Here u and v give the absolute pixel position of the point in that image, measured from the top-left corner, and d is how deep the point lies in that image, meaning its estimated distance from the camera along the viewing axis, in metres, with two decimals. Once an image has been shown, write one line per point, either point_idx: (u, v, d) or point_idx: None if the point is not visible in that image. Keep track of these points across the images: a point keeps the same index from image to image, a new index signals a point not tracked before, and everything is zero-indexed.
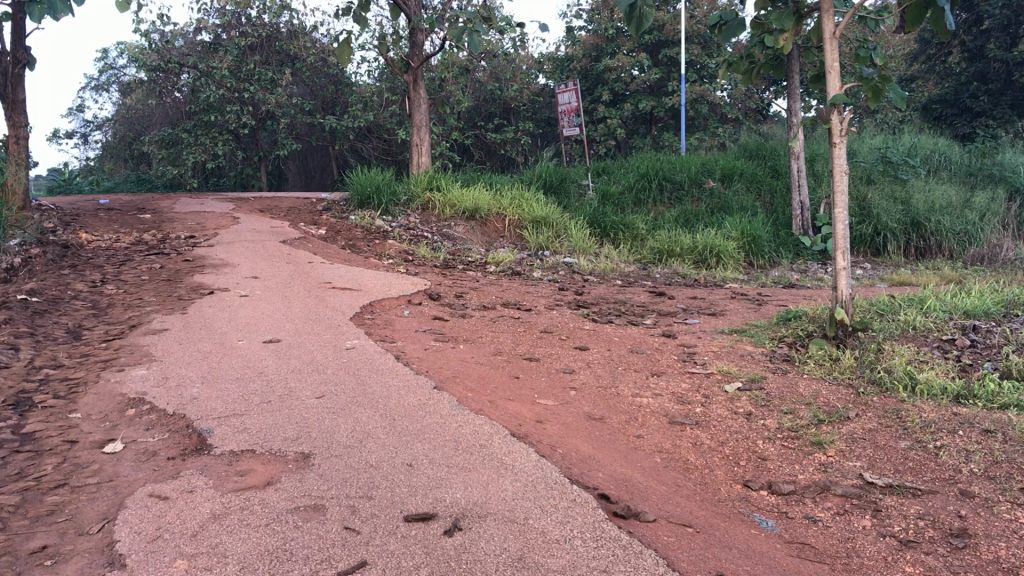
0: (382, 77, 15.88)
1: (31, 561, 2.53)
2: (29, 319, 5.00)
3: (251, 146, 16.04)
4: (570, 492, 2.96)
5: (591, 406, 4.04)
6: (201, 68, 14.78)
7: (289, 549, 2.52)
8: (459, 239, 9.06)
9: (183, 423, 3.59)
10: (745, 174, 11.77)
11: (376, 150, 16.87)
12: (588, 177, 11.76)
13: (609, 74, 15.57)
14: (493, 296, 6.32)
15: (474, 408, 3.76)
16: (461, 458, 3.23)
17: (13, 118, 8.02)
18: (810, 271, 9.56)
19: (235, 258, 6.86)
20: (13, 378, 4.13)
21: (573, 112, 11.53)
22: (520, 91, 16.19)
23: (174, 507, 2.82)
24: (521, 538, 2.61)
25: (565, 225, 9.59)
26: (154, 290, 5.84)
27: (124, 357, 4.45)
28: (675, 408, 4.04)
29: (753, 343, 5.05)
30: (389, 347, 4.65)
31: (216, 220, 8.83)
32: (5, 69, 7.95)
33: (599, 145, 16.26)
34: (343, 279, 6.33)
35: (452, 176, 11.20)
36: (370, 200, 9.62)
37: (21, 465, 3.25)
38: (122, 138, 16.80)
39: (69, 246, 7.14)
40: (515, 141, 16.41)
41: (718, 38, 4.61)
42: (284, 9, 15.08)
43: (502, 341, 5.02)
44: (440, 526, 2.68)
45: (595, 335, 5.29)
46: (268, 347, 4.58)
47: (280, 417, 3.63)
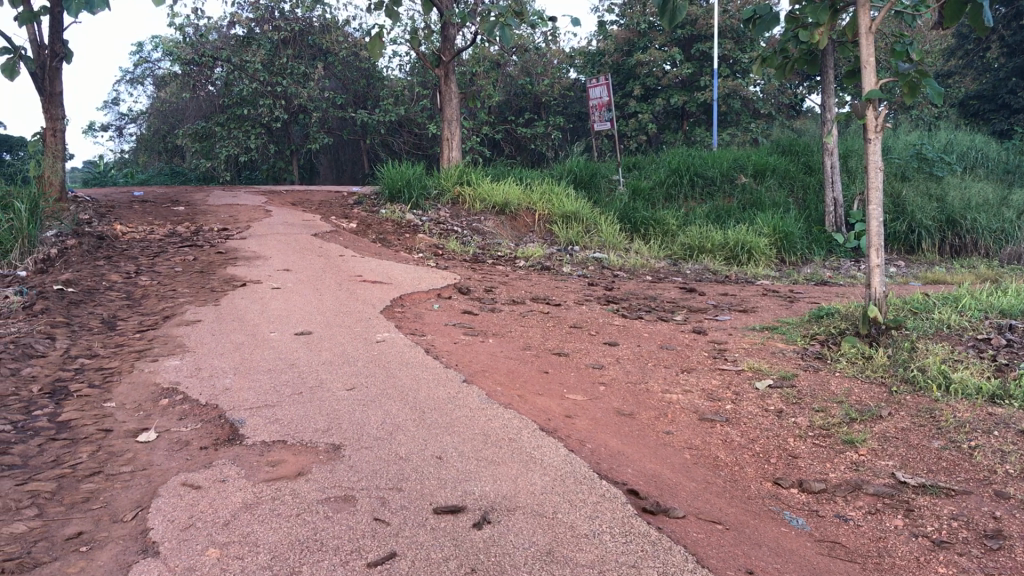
0: (413, 72, 15.86)
1: (66, 546, 2.64)
2: (64, 309, 5.07)
3: (283, 140, 16.02)
4: (599, 488, 2.99)
5: (620, 402, 4.01)
6: (234, 62, 14.78)
7: (320, 540, 2.61)
8: (489, 232, 9.06)
9: (215, 413, 3.63)
10: (777, 170, 11.65)
11: (407, 143, 16.82)
12: (619, 172, 11.67)
13: (640, 68, 15.33)
14: (523, 291, 6.32)
15: (503, 401, 3.77)
16: (490, 451, 3.27)
17: (51, 110, 8.02)
18: (842, 268, 9.42)
19: (268, 251, 6.90)
20: (49, 367, 4.21)
21: (605, 107, 11.40)
22: (551, 86, 16.10)
23: (206, 496, 2.91)
24: (550, 532, 2.67)
25: (595, 219, 9.55)
26: (187, 282, 5.89)
27: (158, 348, 4.49)
28: (705, 405, 4.01)
29: (784, 340, 5.00)
30: (418, 340, 4.65)
31: (248, 213, 8.88)
32: (43, 62, 7.93)
33: (630, 140, 16.12)
34: (373, 272, 6.36)
35: (482, 170, 11.17)
36: (401, 194, 9.67)
37: (56, 453, 3.35)
38: (155, 132, 16.95)
39: (104, 237, 7.22)
40: (545, 136, 16.33)
41: (752, 32, 4.56)
42: (318, 3, 15.11)
43: (532, 336, 5.02)
44: (469, 518, 2.74)
45: (625, 331, 5.26)
46: (300, 338, 4.62)
47: (311, 408, 3.66)
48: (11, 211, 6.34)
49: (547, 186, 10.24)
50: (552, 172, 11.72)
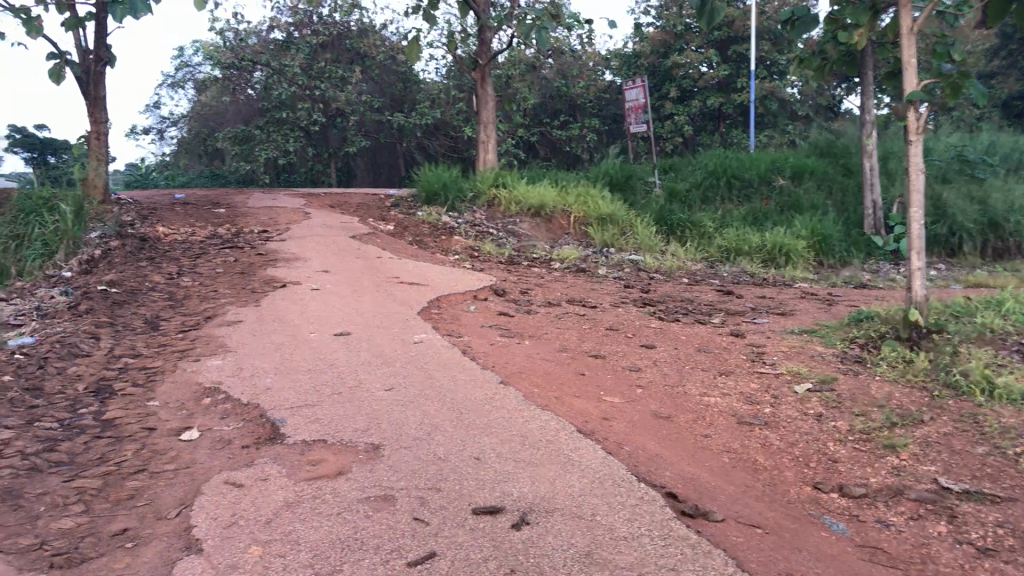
0: (450, 75, 15.95)
1: (112, 542, 2.70)
2: (109, 309, 5.16)
3: (321, 143, 16.10)
4: (638, 490, 2.99)
5: (658, 405, 3.99)
6: (273, 65, 14.95)
7: (360, 539, 2.64)
8: (524, 235, 9.07)
9: (257, 412, 3.68)
10: (816, 172, 11.53)
11: (443, 146, 16.85)
12: (655, 175, 11.62)
13: (677, 70, 15.31)
14: (559, 293, 6.33)
15: (540, 403, 3.78)
16: (528, 453, 3.28)
17: (95, 114, 8.15)
18: (882, 272, 9.32)
19: (307, 253, 6.97)
20: (94, 366, 4.29)
21: (641, 109, 11.36)
22: (587, 88, 16.03)
23: (249, 494, 2.96)
24: (588, 534, 2.68)
25: (631, 221, 9.51)
26: (228, 283, 5.97)
27: (200, 348, 4.55)
28: (743, 408, 3.99)
29: (824, 343, 4.96)
30: (456, 342, 4.67)
31: (287, 215, 8.95)
32: (88, 67, 8.05)
33: (666, 142, 16.04)
34: (410, 273, 6.40)
35: (518, 172, 11.17)
36: (437, 197, 9.72)
37: (102, 450, 3.41)
38: (196, 134, 16.49)
39: (147, 238, 7.32)
40: (580, 138, 16.31)
41: (790, 34, 4.51)
42: (356, 8, 15.24)
43: (568, 338, 5.02)
44: (508, 519, 2.76)
45: (662, 333, 5.25)
46: (339, 339, 4.66)
47: (350, 409, 3.70)
48: (57, 213, 6.47)
49: (582, 188, 10.23)
50: (587, 174, 11.70)
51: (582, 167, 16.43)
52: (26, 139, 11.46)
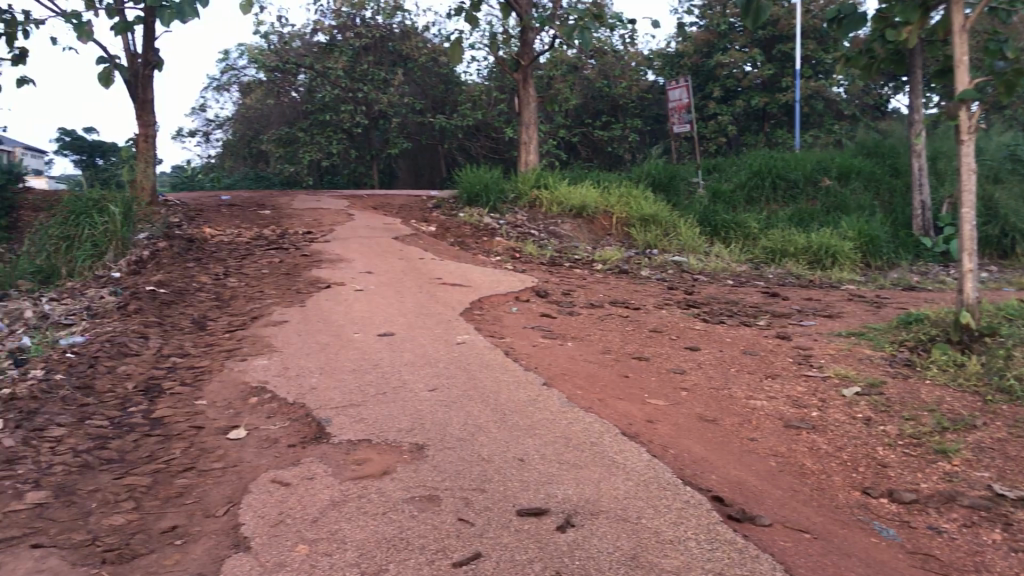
0: (491, 76, 15.92)
1: (162, 539, 2.73)
2: (157, 309, 5.24)
3: (363, 145, 16.08)
4: (684, 494, 2.97)
5: (703, 408, 3.96)
6: (317, 68, 15.11)
7: (406, 539, 2.65)
8: (566, 236, 9.05)
9: (302, 412, 3.71)
10: (862, 172, 11.35)
11: (484, 148, 16.86)
12: (698, 175, 11.52)
13: (720, 70, 15.19)
14: (601, 294, 6.29)
15: (584, 405, 3.77)
16: (572, 454, 3.27)
17: (143, 117, 8.28)
18: (931, 274, 9.17)
19: (351, 254, 7.01)
20: (143, 365, 4.35)
21: (684, 109, 11.27)
22: (630, 88, 15.81)
23: (295, 493, 2.98)
24: (634, 537, 2.67)
25: (675, 222, 9.44)
26: (273, 284, 6.03)
27: (246, 348, 4.60)
28: (790, 412, 3.94)
29: (872, 346, 4.88)
30: (498, 343, 4.67)
31: (331, 217, 9.02)
32: (136, 70, 8.19)
33: (710, 143, 15.89)
34: (452, 274, 6.41)
35: (560, 173, 11.14)
36: (479, 198, 9.73)
37: (151, 448, 3.46)
38: (241, 137, 16.53)
39: (193, 239, 7.42)
40: (622, 138, 16.21)
41: (837, 33, 4.46)
42: (399, 10, 15.31)
43: (611, 340, 5.00)
44: (553, 521, 2.76)
45: (707, 335, 5.20)
46: (382, 340, 4.69)
47: (395, 409, 3.71)
48: (106, 215, 6.57)
49: (625, 189, 10.18)
50: (629, 175, 11.64)
51: (624, 168, 16.32)
52: (76, 142, 11.71)
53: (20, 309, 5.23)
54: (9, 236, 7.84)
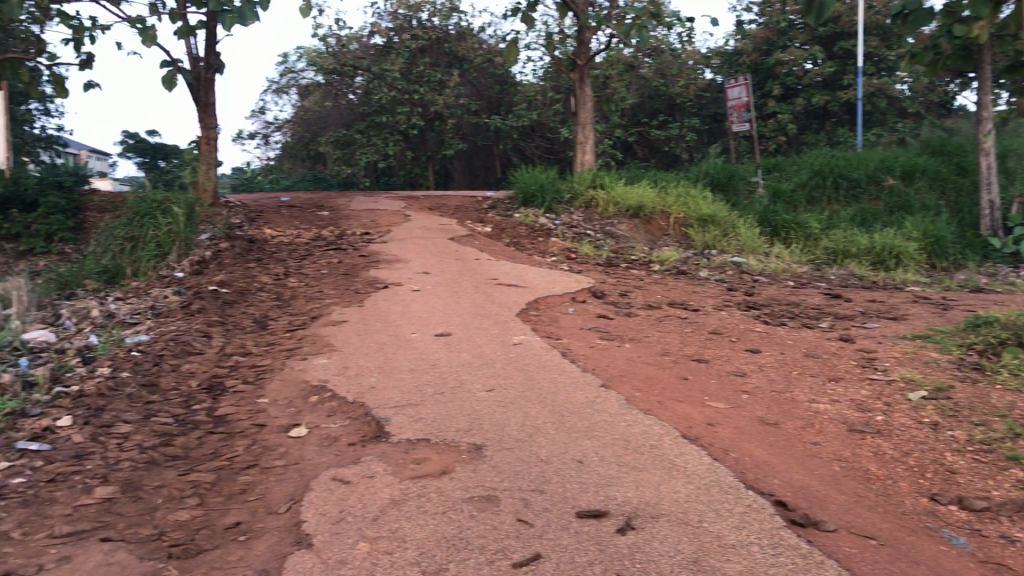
0: (547, 76, 15.88)
1: (226, 535, 2.77)
2: (219, 309, 5.33)
3: (419, 146, 16.16)
4: (746, 498, 2.93)
5: (765, 411, 3.90)
6: (374, 70, 15.25)
7: (465, 538, 2.65)
8: (622, 237, 9.00)
9: (362, 410, 3.74)
10: (927, 171, 11.09)
11: (539, 148, 16.77)
12: (758, 175, 11.36)
13: (779, 68, 14.98)
14: (659, 296, 6.24)
15: (643, 407, 3.74)
16: (631, 457, 3.24)
17: (205, 120, 8.44)
18: (999, 275, 8.91)
19: (408, 254, 7.05)
20: (206, 363, 4.43)
21: (744, 108, 11.13)
22: (687, 87, 15.66)
23: (356, 491, 3.01)
24: (696, 541, 2.64)
25: (734, 223, 9.31)
26: (332, 284, 6.09)
27: (307, 347, 4.66)
28: (854, 416, 3.86)
29: (939, 349, 4.77)
30: (555, 344, 4.66)
31: (388, 218, 9.09)
32: (199, 74, 8.35)
33: (769, 142, 15.66)
34: (509, 275, 6.41)
35: (617, 173, 11.09)
36: (534, 199, 9.73)
37: (215, 445, 3.52)
38: (299, 139, 16.80)
39: (254, 241, 7.54)
40: (679, 138, 16.00)
41: (902, 29, 4.34)
42: (455, 11, 15.38)
43: (670, 342, 4.95)
44: (613, 523, 2.74)
45: (767, 337, 5.13)
46: (440, 340, 4.70)
47: (453, 409, 3.73)
48: (170, 216, 6.71)
49: (682, 189, 10.09)
50: (687, 175, 11.54)
51: (681, 168, 16.15)
52: (139, 144, 11.99)
53: (88, 307, 5.36)
54: (76, 237, 8.09)
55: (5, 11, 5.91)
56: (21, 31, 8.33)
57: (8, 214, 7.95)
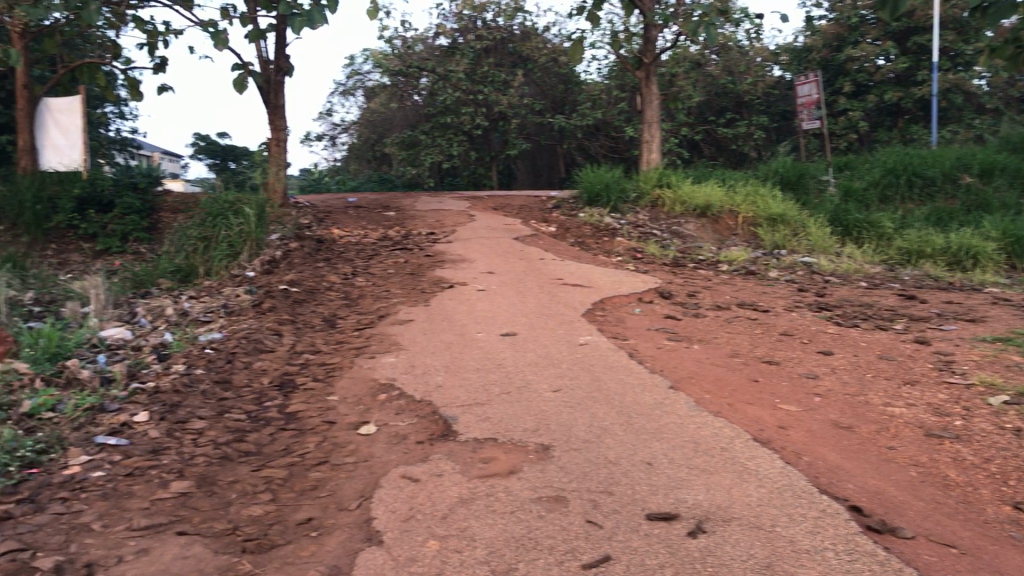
0: (611, 75, 15.80)
1: (298, 531, 2.82)
2: (289, 308, 5.42)
3: (483, 146, 16.22)
4: (820, 502, 2.88)
5: (837, 415, 3.82)
6: (438, 71, 15.35)
7: (534, 538, 2.65)
8: (689, 236, 8.91)
9: (430, 409, 3.77)
10: (1006, 169, 10.75)
11: (604, 147, 16.63)
12: (829, 173, 11.15)
13: (851, 64, 14.68)
14: (728, 296, 6.16)
15: (712, 409, 3.69)
16: (701, 459, 3.21)
17: (275, 122, 8.60)
18: None
19: (473, 254, 7.09)
20: (277, 361, 4.51)
21: (814, 105, 10.92)
22: (755, 85, 15.44)
23: (425, 489, 3.03)
24: (768, 545, 2.60)
25: (804, 222, 9.14)
26: (399, 283, 6.15)
27: (374, 345, 4.72)
28: (931, 420, 3.76)
29: (1021, 353, 4.62)
30: (623, 345, 4.64)
31: (453, 218, 9.15)
32: (269, 77, 8.51)
33: (840, 140, 15.36)
34: (574, 275, 6.40)
35: (684, 172, 10.99)
36: (599, 198, 9.70)
37: (286, 442, 3.58)
38: (365, 141, 17.01)
39: (323, 240, 7.66)
40: (747, 136, 15.76)
41: (983, 22, 4.20)
42: (519, 11, 15.40)
43: (739, 343, 4.89)
44: (684, 526, 2.71)
45: (839, 339, 5.03)
46: (506, 339, 4.71)
47: (520, 409, 3.73)
48: (241, 216, 6.84)
49: (750, 187, 9.94)
50: (755, 174, 11.38)
51: (749, 167, 15.91)
52: (209, 146, 12.28)
53: (162, 306, 5.49)
54: (150, 237, 8.33)
55: (85, 17, 6.10)
56: (97, 36, 8.58)
57: (85, 215, 8.18)
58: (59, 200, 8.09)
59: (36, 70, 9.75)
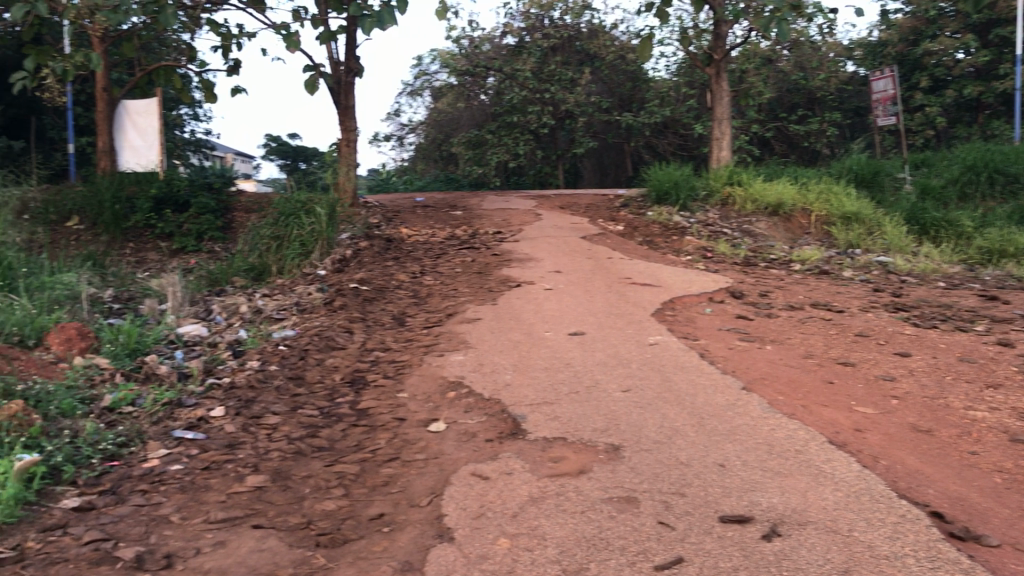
0: (679, 72, 15.64)
1: (370, 526, 2.85)
2: (360, 306, 5.49)
3: (550, 146, 16.24)
4: (899, 508, 2.80)
5: (916, 418, 3.72)
6: (505, 70, 15.35)
7: (605, 539, 2.64)
8: (760, 235, 8.78)
9: (499, 407, 3.78)
10: None
11: (672, 145, 16.49)
12: (905, 170, 10.88)
13: (928, 58, 14.29)
14: (801, 296, 6.06)
15: (786, 411, 3.63)
16: (775, 462, 3.15)
17: (345, 123, 8.72)
18: None
19: (540, 253, 7.09)
20: (348, 358, 4.57)
21: (890, 101, 10.66)
22: (828, 81, 15.14)
23: (495, 487, 3.04)
24: (846, 550, 2.54)
25: (879, 220, 8.92)
26: (467, 282, 6.18)
27: (443, 343, 4.75)
28: (1016, 425, 3.63)
29: None
30: (693, 345, 4.59)
31: (520, 216, 9.18)
32: (340, 78, 8.63)
33: (916, 137, 14.97)
34: (643, 274, 6.36)
35: (755, 170, 10.83)
36: (668, 196, 9.63)
37: (358, 438, 3.62)
38: (433, 140, 17.15)
39: (391, 239, 7.74)
40: (820, 133, 15.46)
41: None
42: (587, 9, 15.34)
43: (813, 344, 4.79)
44: (758, 529, 2.67)
45: (918, 341, 4.90)
46: (574, 339, 4.70)
47: (590, 408, 3.71)
48: (313, 215, 6.95)
49: (823, 185, 9.75)
50: (828, 171, 11.17)
51: (821, 164, 15.61)
52: (280, 147, 12.52)
53: (237, 303, 5.61)
54: (224, 236, 8.51)
55: (163, 22, 6.25)
56: (174, 40, 8.80)
57: (162, 214, 8.40)
58: (137, 200, 8.32)
59: (115, 74, 10.05)
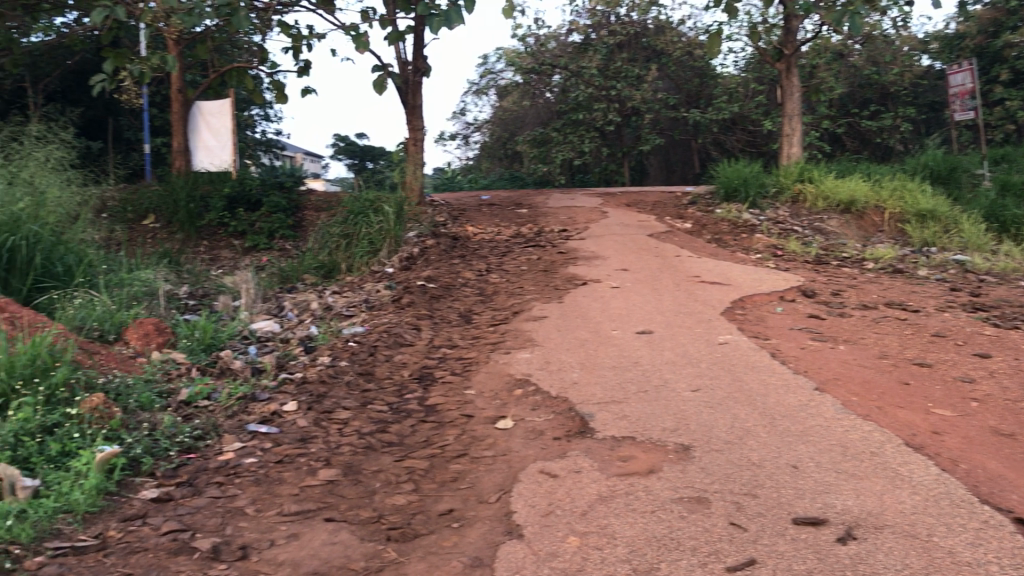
0: (748, 67, 15.41)
1: (440, 521, 2.88)
2: (427, 303, 5.54)
3: (616, 143, 16.20)
4: (981, 513, 2.73)
5: (997, 421, 3.61)
6: (571, 68, 15.25)
7: (675, 539, 2.62)
8: (832, 232, 8.61)
9: (566, 406, 3.77)
10: None
11: (740, 141, 16.29)
12: (983, 167, 10.56)
13: (1008, 51, 13.83)
14: (875, 296, 5.92)
15: (860, 412, 3.56)
16: (850, 464, 3.09)
17: (413, 122, 8.80)
18: None
19: (606, 251, 7.07)
20: (416, 355, 4.62)
21: (968, 95, 10.35)
22: (902, 75, 14.75)
23: (563, 485, 3.04)
24: (925, 556, 2.48)
25: (956, 218, 8.66)
26: (534, 280, 6.19)
27: (510, 341, 4.77)
28: None
29: None
30: (764, 344, 4.52)
31: (586, 214, 9.15)
32: (408, 78, 8.71)
33: (995, 132, 14.52)
34: (712, 272, 6.28)
35: (826, 167, 10.62)
36: (737, 193, 9.51)
37: (427, 434, 3.66)
38: (498, 138, 17.20)
39: (458, 237, 7.79)
40: (893, 129, 15.12)
41: None
42: (653, 5, 15.20)
43: (888, 344, 4.69)
44: (833, 532, 2.62)
45: (999, 342, 4.75)
46: (642, 337, 4.68)
47: (658, 407, 3.69)
48: (381, 214, 7.03)
49: (897, 182, 9.52)
50: (902, 167, 10.91)
51: (895, 160, 15.26)
52: (348, 147, 12.69)
53: (308, 300, 5.71)
54: (295, 234, 8.61)
55: (237, 24, 6.37)
56: (246, 42, 8.98)
57: (234, 213, 8.58)
58: (211, 199, 8.52)
59: (190, 75, 10.30)
